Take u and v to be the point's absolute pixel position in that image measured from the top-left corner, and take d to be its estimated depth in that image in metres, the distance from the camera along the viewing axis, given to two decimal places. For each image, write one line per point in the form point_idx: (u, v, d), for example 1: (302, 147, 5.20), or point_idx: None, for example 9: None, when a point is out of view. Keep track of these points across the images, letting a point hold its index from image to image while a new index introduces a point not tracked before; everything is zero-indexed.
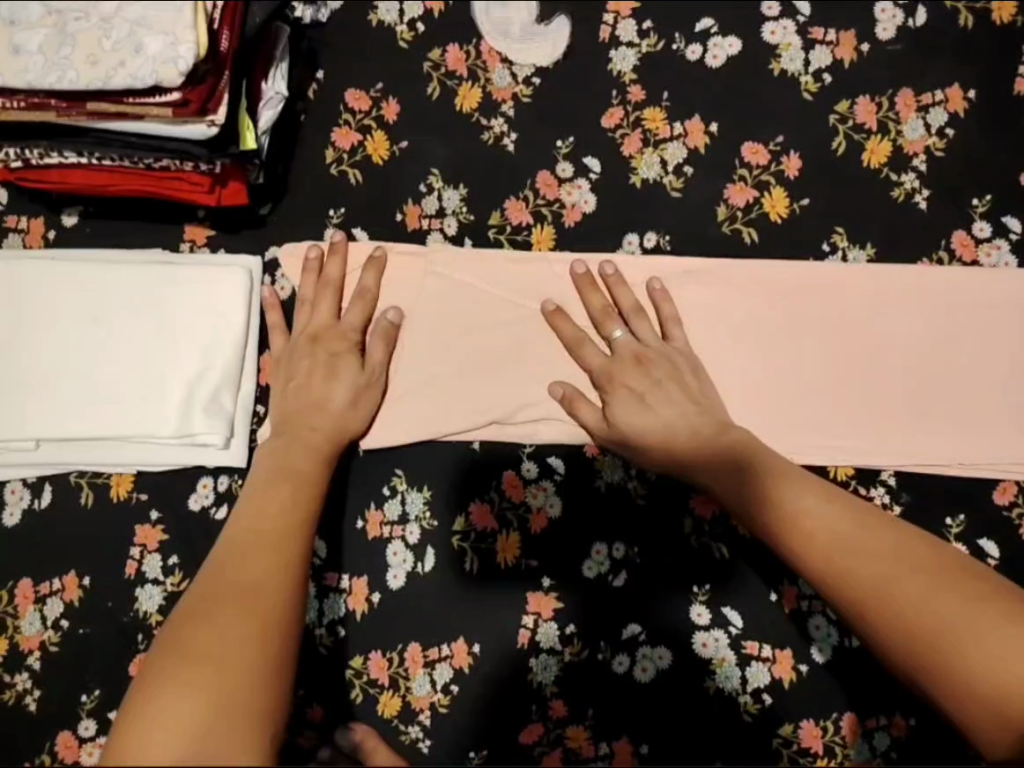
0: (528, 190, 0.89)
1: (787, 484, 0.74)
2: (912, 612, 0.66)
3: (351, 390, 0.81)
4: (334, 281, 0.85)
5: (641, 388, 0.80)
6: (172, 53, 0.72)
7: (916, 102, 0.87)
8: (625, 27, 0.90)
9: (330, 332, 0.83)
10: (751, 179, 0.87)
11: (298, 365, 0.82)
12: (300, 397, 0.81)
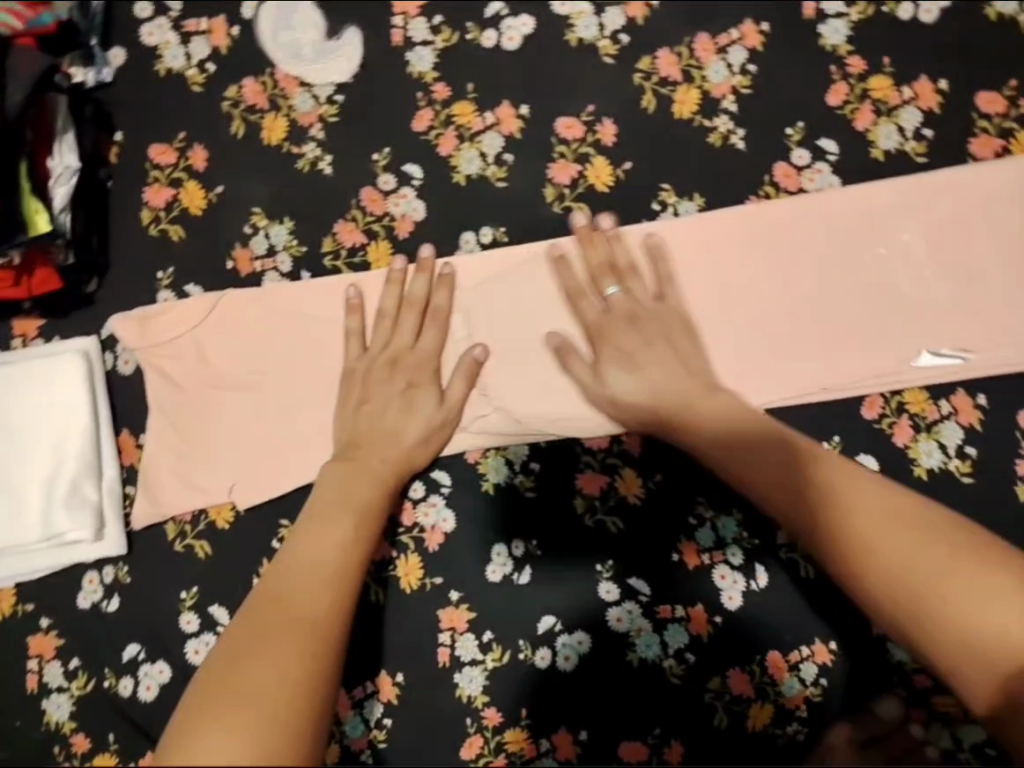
0: (355, 209, 0.87)
1: (765, 451, 0.74)
2: (885, 566, 0.65)
3: (427, 424, 0.81)
4: (419, 301, 0.83)
5: (633, 348, 0.80)
6: None
7: (714, 44, 0.87)
8: (416, 26, 0.88)
9: (408, 356, 0.82)
10: (571, 154, 0.87)
11: (376, 388, 0.82)
12: (374, 428, 0.80)
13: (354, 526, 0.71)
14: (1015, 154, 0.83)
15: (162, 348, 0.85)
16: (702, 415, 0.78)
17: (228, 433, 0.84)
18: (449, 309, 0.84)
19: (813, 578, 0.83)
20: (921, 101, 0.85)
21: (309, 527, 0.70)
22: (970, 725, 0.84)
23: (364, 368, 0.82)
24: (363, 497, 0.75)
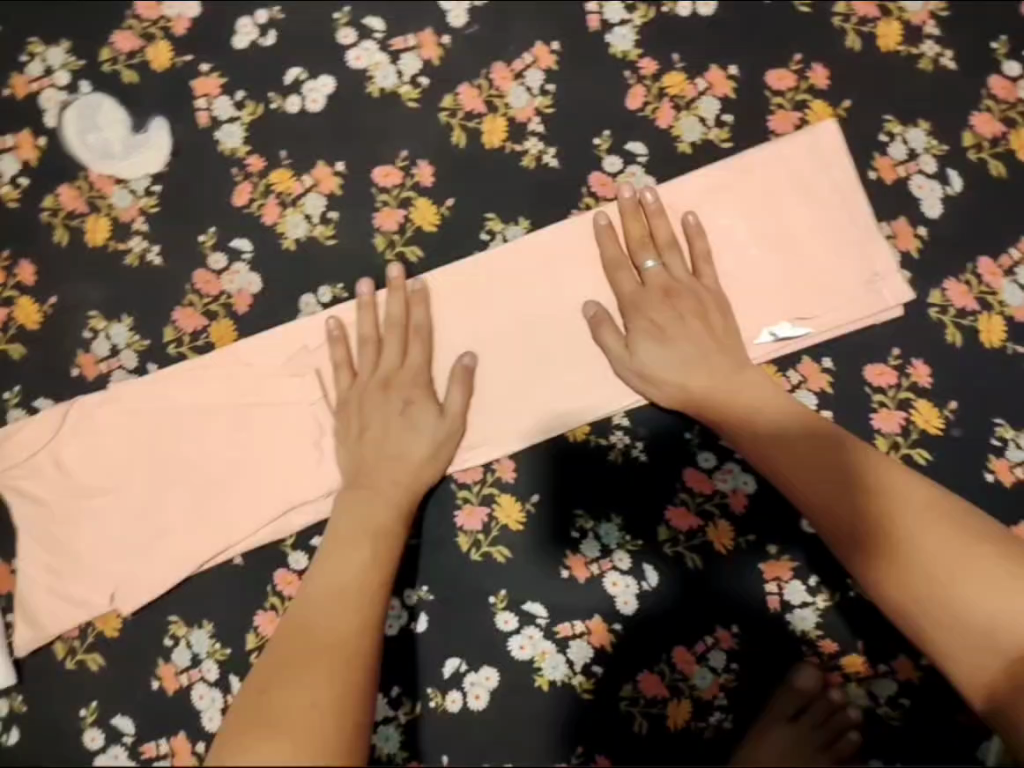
0: (191, 294, 0.88)
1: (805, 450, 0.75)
2: (902, 568, 0.69)
3: (432, 439, 0.83)
4: (412, 322, 0.84)
5: (661, 321, 0.82)
6: None
7: (510, 71, 0.89)
8: (219, 104, 0.89)
9: (401, 375, 0.84)
10: (393, 200, 0.88)
11: (373, 411, 0.83)
12: (380, 450, 0.82)
13: (369, 545, 0.76)
14: (812, 123, 0.86)
15: (20, 465, 0.86)
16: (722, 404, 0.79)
17: (105, 539, 0.85)
18: (430, 323, 0.85)
19: (702, 568, 0.85)
20: (715, 90, 0.87)
21: (327, 565, 0.74)
22: (883, 679, 0.85)
23: (362, 393, 0.84)
24: (380, 522, 0.78)
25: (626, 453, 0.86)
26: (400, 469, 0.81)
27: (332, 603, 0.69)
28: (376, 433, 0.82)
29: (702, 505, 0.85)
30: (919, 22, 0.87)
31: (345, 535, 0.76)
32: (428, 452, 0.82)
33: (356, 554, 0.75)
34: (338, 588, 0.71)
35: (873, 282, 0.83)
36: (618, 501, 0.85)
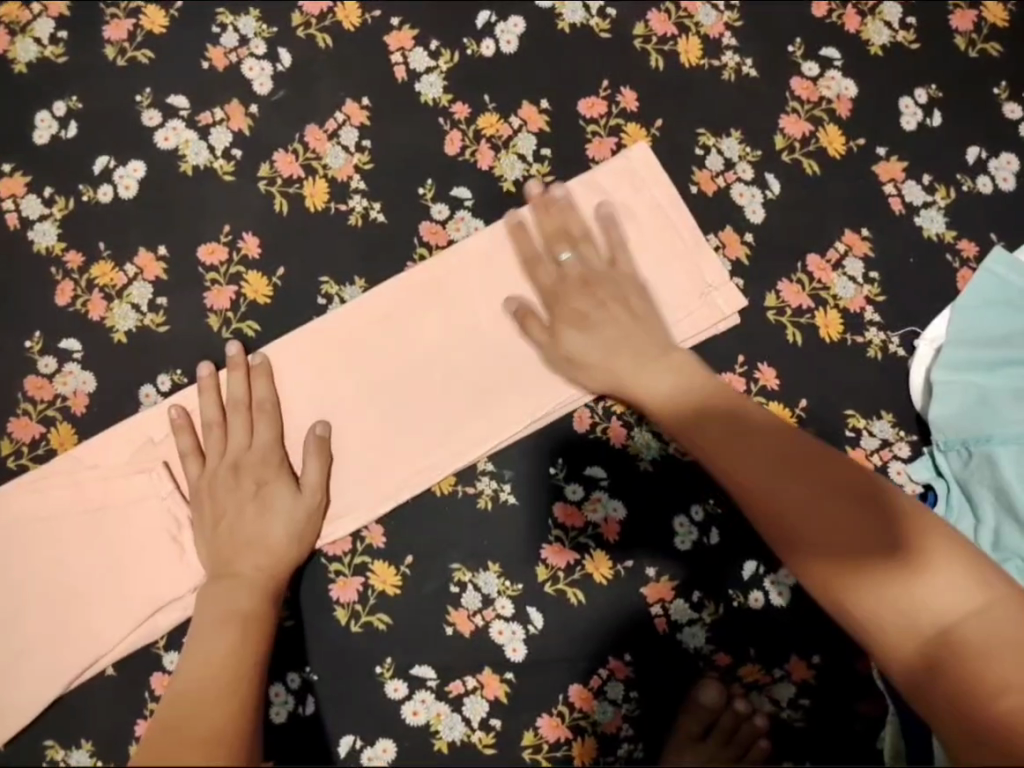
0: (25, 403, 0.84)
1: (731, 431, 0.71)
2: (827, 549, 0.64)
3: (290, 518, 0.80)
4: (243, 399, 0.82)
5: (587, 309, 0.80)
6: None
7: (324, 132, 0.88)
8: (28, 204, 0.86)
9: (250, 457, 0.81)
10: (223, 277, 0.86)
11: (225, 498, 0.80)
12: (237, 537, 0.78)
13: (241, 629, 0.71)
14: (628, 146, 0.86)
15: None
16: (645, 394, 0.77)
17: None
18: (275, 397, 0.83)
19: (585, 602, 0.83)
20: (530, 126, 0.87)
21: (202, 653, 0.68)
22: (780, 684, 0.84)
23: (212, 480, 0.81)
24: (242, 605, 0.74)
25: (495, 498, 0.84)
26: (262, 552, 0.78)
27: (211, 687, 0.63)
28: (234, 516, 0.79)
29: (578, 540, 0.84)
30: (716, 35, 0.88)
31: (224, 620, 0.72)
32: (290, 531, 0.79)
33: (224, 641, 0.70)
34: (218, 674, 0.65)
35: (708, 293, 0.83)
36: (493, 547, 0.84)
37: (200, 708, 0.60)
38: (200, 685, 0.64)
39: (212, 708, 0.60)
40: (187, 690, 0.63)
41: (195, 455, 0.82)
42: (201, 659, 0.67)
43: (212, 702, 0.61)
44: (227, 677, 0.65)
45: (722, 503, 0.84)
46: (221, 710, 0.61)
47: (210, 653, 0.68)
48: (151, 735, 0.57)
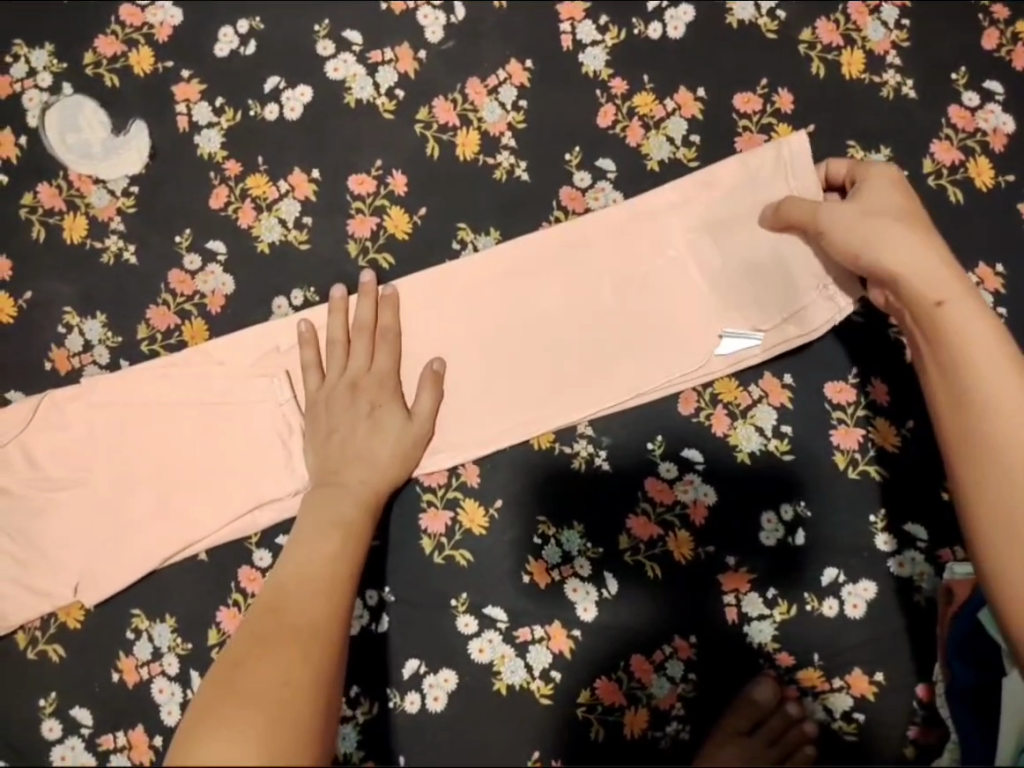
0: (166, 294, 0.89)
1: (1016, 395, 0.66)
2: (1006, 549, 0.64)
3: (397, 445, 0.83)
4: (368, 323, 0.85)
5: (912, 217, 0.76)
6: None
7: (484, 86, 0.91)
8: (199, 110, 0.91)
9: (367, 378, 0.85)
10: (367, 208, 0.90)
11: (339, 413, 0.83)
12: (346, 450, 0.82)
13: (339, 538, 0.73)
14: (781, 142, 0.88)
15: None
16: (946, 309, 0.70)
17: (68, 534, 0.84)
18: (398, 328, 0.87)
19: (660, 578, 0.85)
20: (683, 111, 0.90)
21: (308, 552, 0.70)
22: (838, 693, 0.85)
23: (329, 394, 0.84)
24: (341, 514, 0.76)
25: (590, 462, 0.87)
26: (365, 468, 0.81)
27: (310, 586, 0.66)
28: (347, 429, 0.83)
29: (663, 517, 0.86)
30: (882, 52, 0.90)
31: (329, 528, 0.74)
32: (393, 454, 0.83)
33: (326, 544, 0.72)
34: (317, 573, 0.68)
35: (826, 287, 0.84)
36: (581, 508, 0.86)
37: (294, 604, 0.62)
38: (301, 580, 0.66)
39: (308, 606, 0.63)
40: (288, 583, 0.66)
41: (316, 367, 0.86)
42: (304, 557, 0.70)
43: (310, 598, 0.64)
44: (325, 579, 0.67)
45: (813, 507, 0.85)
46: (315, 610, 0.63)
47: (315, 553, 0.70)
48: (255, 616, 0.61)
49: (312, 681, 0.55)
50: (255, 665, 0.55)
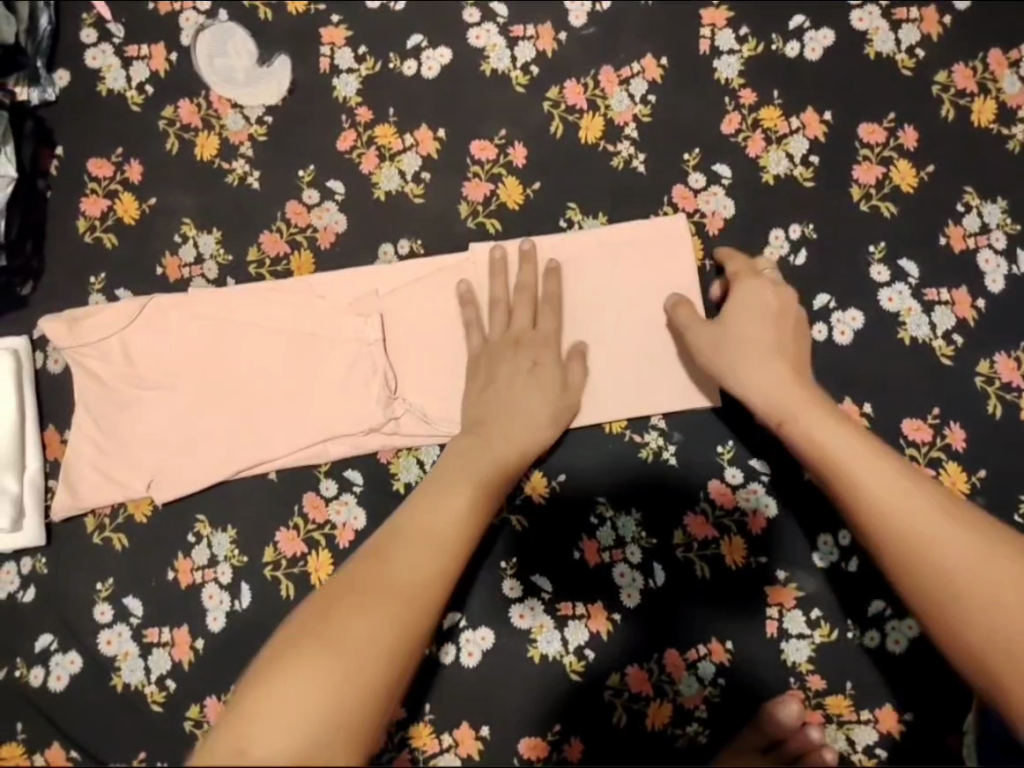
0: (280, 222, 0.92)
1: (793, 410, 0.75)
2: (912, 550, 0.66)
3: (551, 407, 0.84)
4: (532, 292, 0.87)
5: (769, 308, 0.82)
6: None
7: (617, 76, 0.93)
8: (342, 55, 0.94)
9: (530, 337, 0.86)
10: (485, 174, 0.92)
11: (501, 368, 0.85)
12: (499, 403, 0.83)
13: (467, 495, 0.72)
14: (860, 190, 0.90)
15: (88, 337, 0.88)
16: (788, 431, 0.75)
17: (152, 431, 0.87)
18: (534, 285, 0.87)
19: (708, 577, 0.86)
20: (808, 131, 0.91)
21: (395, 556, 0.62)
22: (863, 726, 0.84)
23: (492, 348, 0.86)
24: (483, 473, 0.76)
25: (658, 454, 0.87)
26: (435, 520, 0.68)
27: (377, 610, 0.57)
28: (503, 421, 0.82)
29: (721, 520, 0.86)
30: (1015, 106, 0.91)
31: (415, 538, 0.65)
32: (448, 520, 0.68)
33: (451, 502, 0.71)
34: (393, 600, 0.59)
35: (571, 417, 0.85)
36: (642, 497, 0.87)
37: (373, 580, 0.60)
38: (385, 604, 0.58)
39: (369, 637, 0.55)
40: (404, 531, 0.66)
41: (477, 326, 0.87)
42: (391, 569, 0.61)
43: (401, 583, 0.60)
44: (411, 605, 0.59)
45: None
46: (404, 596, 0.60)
47: (410, 565, 0.62)
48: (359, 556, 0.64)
49: (405, 646, 0.57)
50: (348, 613, 0.57)
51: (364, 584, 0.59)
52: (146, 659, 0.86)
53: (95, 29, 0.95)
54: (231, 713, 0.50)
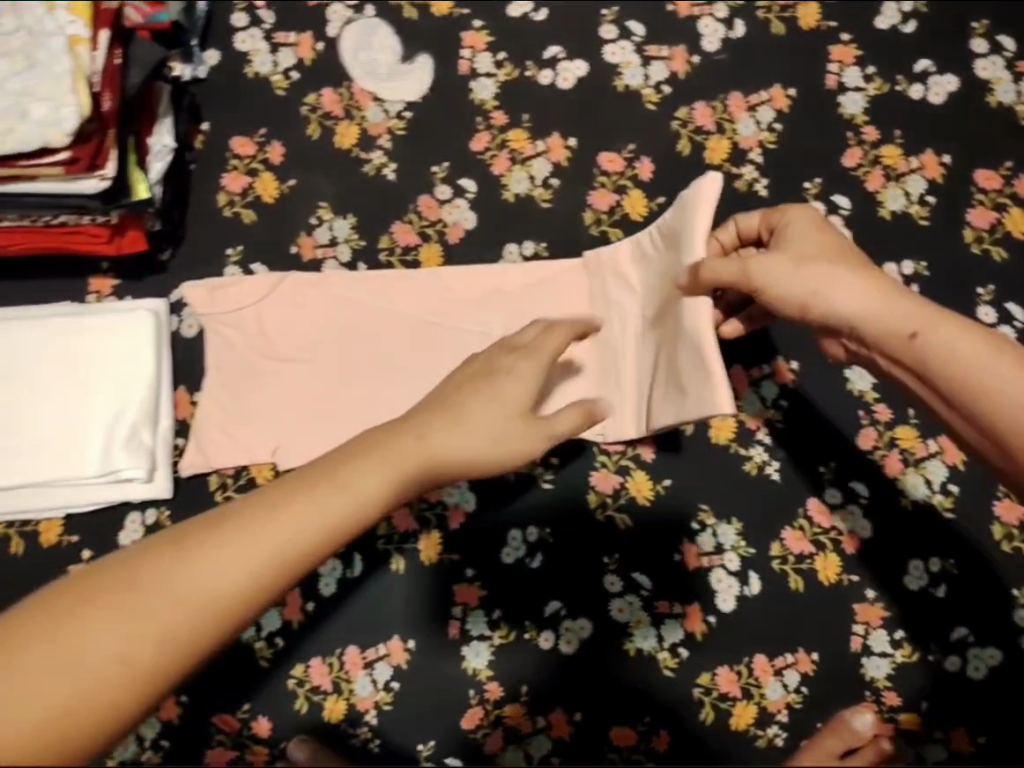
0: (412, 213, 0.96)
1: (897, 324, 0.69)
2: None
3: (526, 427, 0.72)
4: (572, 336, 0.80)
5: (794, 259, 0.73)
6: (57, 116, 0.72)
7: (745, 103, 0.96)
8: (481, 59, 0.98)
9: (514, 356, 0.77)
10: (612, 184, 0.95)
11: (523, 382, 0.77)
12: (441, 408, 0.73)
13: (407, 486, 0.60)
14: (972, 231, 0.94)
15: (226, 305, 0.92)
16: (925, 341, 0.68)
17: (280, 402, 0.91)
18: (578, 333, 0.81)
19: (801, 591, 0.89)
20: (926, 171, 0.95)
21: (186, 557, 0.52)
22: (936, 745, 0.87)
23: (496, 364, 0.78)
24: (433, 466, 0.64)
25: (761, 468, 0.91)
26: (319, 508, 0.55)
27: (132, 621, 0.51)
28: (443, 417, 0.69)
29: (818, 536, 0.89)
30: None
31: (262, 528, 0.53)
32: (301, 533, 0.54)
33: (396, 464, 0.58)
34: (152, 617, 0.51)
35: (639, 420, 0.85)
36: (745, 507, 0.90)
37: (169, 581, 0.52)
38: (183, 574, 0.52)
39: (113, 659, 0.50)
40: (262, 506, 0.54)
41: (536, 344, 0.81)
42: (177, 572, 0.52)
43: (180, 593, 0.51)
44: (155, 625, 0.51)
45: (961, 567, 0.88)
46: (188, 614, 0.51)
47: (197, 572, 0.52)
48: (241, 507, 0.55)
49: (145, 661, 0.50)
50: (91, 610, 0.51)
51: (124, 586, 0.52)
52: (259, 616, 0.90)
53: (246, 14, 0.99)
54: (50, 606, 0.52)
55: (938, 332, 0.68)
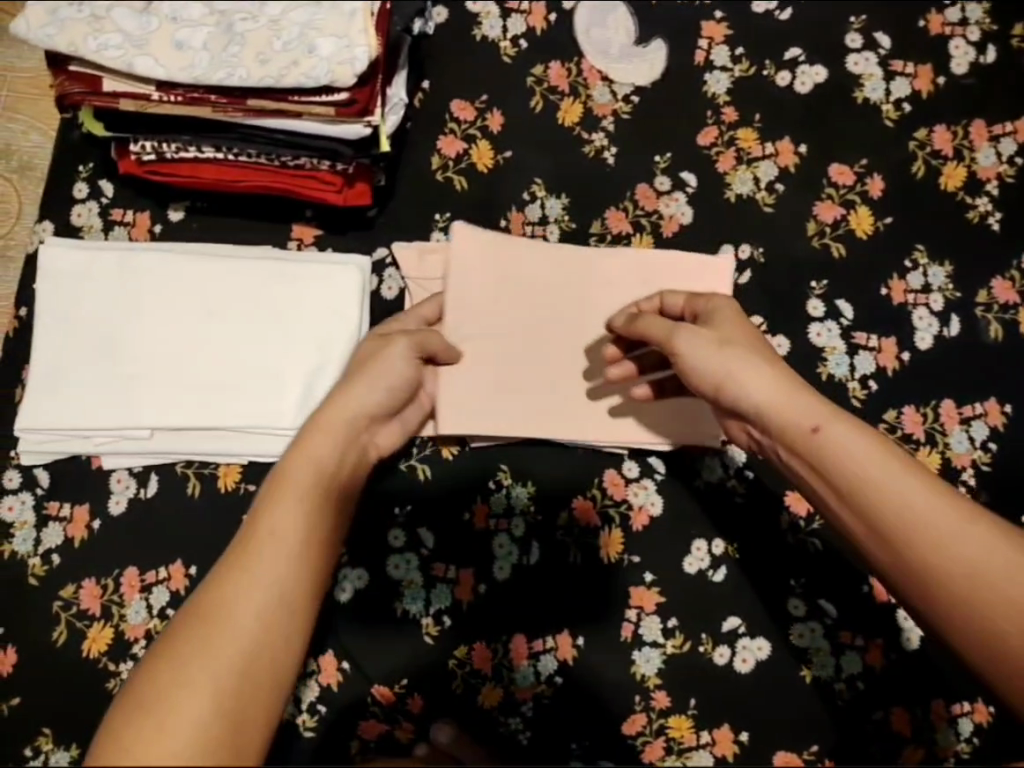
0: (628, 200, 0.92)
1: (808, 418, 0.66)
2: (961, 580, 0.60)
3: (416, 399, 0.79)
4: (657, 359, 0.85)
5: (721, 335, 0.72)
6: (348, 54, 0.69)
7: (987, 132, 0.93)
8: (719, 51, 0.95)
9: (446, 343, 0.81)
10: (838, 197, 0.92)
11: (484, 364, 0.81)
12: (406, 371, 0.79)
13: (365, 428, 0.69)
14: None
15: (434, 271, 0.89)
16: (824, 436, 0.65)
17: None
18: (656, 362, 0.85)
19: None
20: None
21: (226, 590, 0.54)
22: None
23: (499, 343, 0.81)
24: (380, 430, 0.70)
25: None
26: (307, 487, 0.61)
27: (207, 660, 0.51)
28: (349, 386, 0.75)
29: None
30: None
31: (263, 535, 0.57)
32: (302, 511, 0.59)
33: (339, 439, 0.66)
34: (229, 643, 0.52)
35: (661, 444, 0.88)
36: None
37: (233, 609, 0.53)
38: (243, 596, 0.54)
39: (203, 705, 0.49)
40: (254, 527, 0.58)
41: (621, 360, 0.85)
42: (230, 600, 0.53)
43: (248, 616, 0.53)
44: (247, 647, 0.52)
45: None
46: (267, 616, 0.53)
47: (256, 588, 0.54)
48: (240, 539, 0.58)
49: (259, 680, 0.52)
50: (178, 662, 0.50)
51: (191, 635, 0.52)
52: (429, 591, 0.88)
53: None
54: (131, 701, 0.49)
55: (857, 438, 0.64)
